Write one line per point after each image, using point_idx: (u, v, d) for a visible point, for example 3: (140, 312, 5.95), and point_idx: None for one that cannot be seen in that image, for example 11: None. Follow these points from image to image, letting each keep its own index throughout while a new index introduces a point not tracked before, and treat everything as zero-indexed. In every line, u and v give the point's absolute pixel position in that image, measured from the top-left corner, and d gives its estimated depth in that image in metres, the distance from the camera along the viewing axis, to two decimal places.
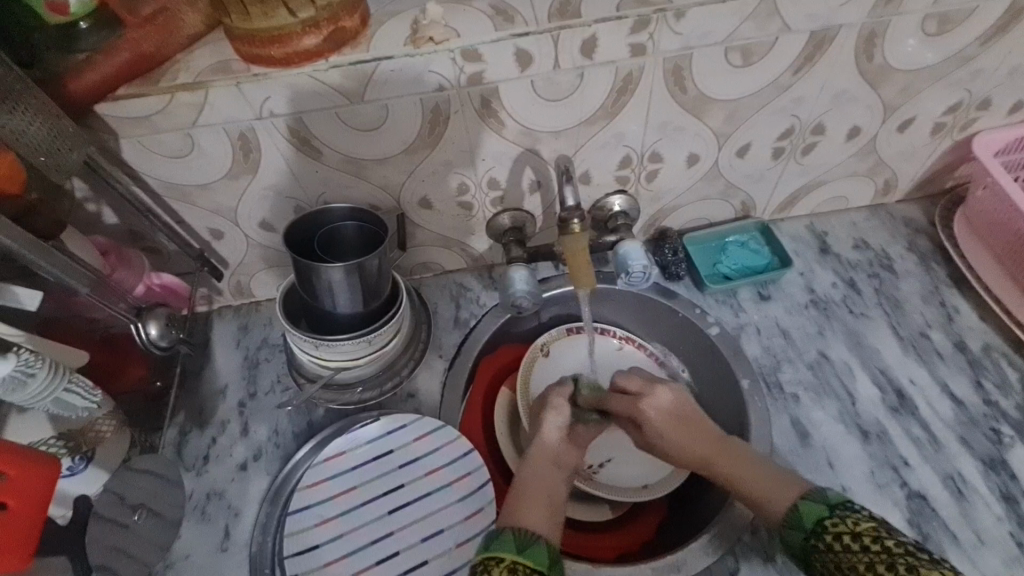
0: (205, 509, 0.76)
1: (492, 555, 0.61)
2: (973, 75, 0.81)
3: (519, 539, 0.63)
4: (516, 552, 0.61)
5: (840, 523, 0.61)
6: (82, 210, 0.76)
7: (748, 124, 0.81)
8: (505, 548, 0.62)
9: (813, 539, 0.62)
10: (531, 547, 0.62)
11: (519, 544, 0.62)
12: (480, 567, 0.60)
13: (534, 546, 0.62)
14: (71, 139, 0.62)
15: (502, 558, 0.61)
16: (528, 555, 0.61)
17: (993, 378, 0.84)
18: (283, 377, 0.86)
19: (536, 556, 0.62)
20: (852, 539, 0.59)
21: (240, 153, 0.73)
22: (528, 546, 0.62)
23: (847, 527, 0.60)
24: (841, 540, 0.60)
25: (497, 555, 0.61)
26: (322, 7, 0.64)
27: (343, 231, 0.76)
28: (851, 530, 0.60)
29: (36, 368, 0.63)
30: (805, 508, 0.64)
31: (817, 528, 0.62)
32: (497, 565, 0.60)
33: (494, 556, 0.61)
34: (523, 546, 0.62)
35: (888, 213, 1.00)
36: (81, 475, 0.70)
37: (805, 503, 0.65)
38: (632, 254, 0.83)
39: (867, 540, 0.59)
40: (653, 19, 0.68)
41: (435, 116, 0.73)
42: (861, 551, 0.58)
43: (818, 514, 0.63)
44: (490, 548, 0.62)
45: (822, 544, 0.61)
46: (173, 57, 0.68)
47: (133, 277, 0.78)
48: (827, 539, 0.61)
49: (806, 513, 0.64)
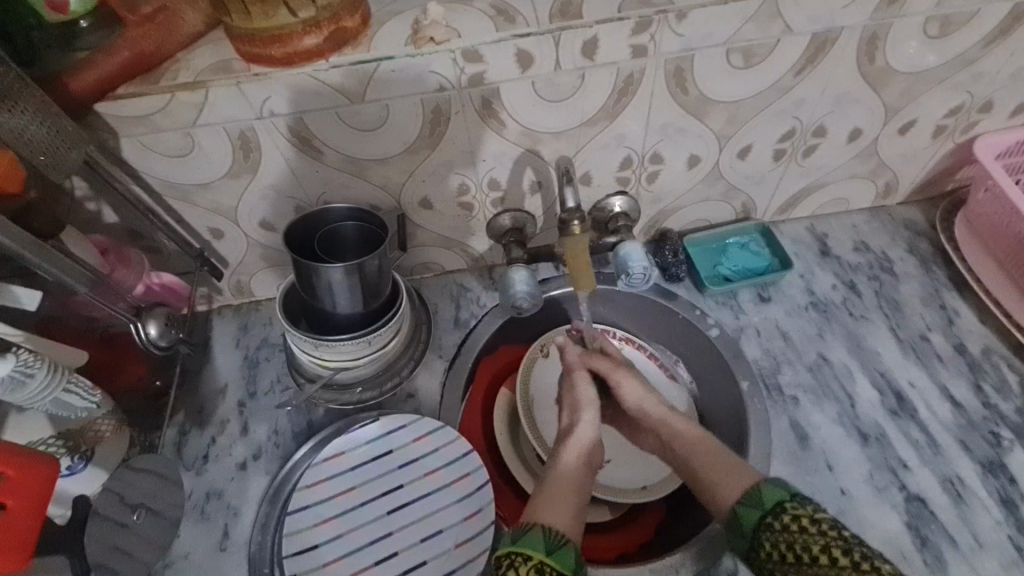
0: (204, 508, 0.76)
1: (518, 550, 0.61)
2: (975, 77, 0.81)
3: (549, 536, 0.62)
4: (544, 552, 0.60)
5: (800, 507, 0.62)
6: (82, 209, 0.76)
7: (750, 125, 0.81)
8: (535, 546, 0.61)
9: (769, 518, 0.62)
10: (559, 549, 0.61)
11: (548, 543, 0.61)
12: (505, 561, 0.60)
13: (562, 546, 0.61)
14: (71, 139, 0.62)
15: (529, 555, 0.60)
16: (556, 557, 0.60)
17: (992, 381, 0.84)
18: (283, 377, 0.86)
19: (564, 558, 0.60)
20: (811, 523, 0.60)
21: (241, 153, 0.73)
22: (557, 546, 0.61)
23: (806, 512, 0.61)
24: (799, 523, 0.60)
25: (524, 552, 0.60)
26: (323, 7, 0.63)
27: (343, 231, 0.76)
28: (810, 514, 0.61)
29: (34, 369, 0.63)
30: (766, 489, 0.64)
31: (775, 509, 0.62)
32: (525, 562, 0.59)
33: (522, 552, 0.60)
34: (552, 547, 0.61)
35: (888, 215, 1.00)
36: (80, 474, 0.70)
37: (766, 486, 0.65)
38: (633, 254, 0.82)
39: (825, 526, 0.60)
40: (655, 20, 0.68)
41: (436, 116, 0.72)
42: (818, 535, 0.59)
43: (778, 497, 0.63)
44: (517, 543, 0.62)
45: (780, 524, 0.61)
46: (173, 56, 0.68)
47: (133, 276, 0.78)
48: (785, 519, 0.61)
49: (766, 494, 0.64)
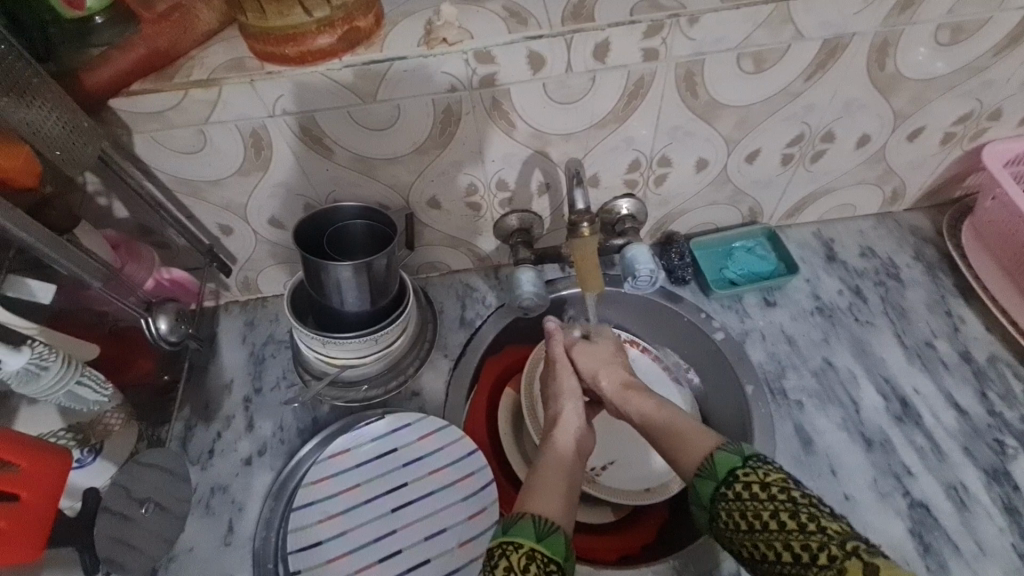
0: (209, 503, 0.76)
1: (511, 540, 0.60)
2: (984, 85, 0.81)
3: (539, 524, 0.61)
4: (535, 539, 0.60)
5: (751, 473, 0.60)
6: (94, 203, 0.76)
7: (758, 130, 0.81)
8: (525, 534, 0.60)
9: (722, 488, 0.61)
10: (549, 536, 0.61)
11: (539, 530, 0.61)
12: (498, 552, 0.60)
13: (553, 533, 0.61)
14: (86, 134, 0.62)
15: (520, 543, 0.59)
16: (546, 543, 0.60)
17: (997, 389, 0.84)
18: (289, 373, 0.86)
19: (554, 545, 0.60)
20: (761, 488, 0.58)
21: (252, 150, 0.73)
22: (547, 532, 0.61)
23: (757, 477, 0.59)
24: (750, 489, 0.59)
25: (516, 540, 0.60)
26: (337, 7, 0.64)
27: (352, 229, 0.77)
28: (761, 479, 0.59)
29: (49, 361, 0.64)
30: (720, 457, 0.63)
31: (729, 478, 0.61)
32: (517, 550, 0.59)
33: (512, 541, 0.60)
34: (542, 534, 0.61)
35: (895, 222, 1.00)
36: (90, 467, 0.70)
37: (721, 454, 0.63)
38: (639, 256, 0.83)
39: (774, 489, 0.57)
40: (666, 24, 0.68)
41: (447, 117, 0.73)
42: (767, 499, 0.57)
43: (731, 465, 0.62)
44: (508, 533, 0.61)
45: (732, 493, 0.60)
46: (188, 54, 0.68)
47: (143, 271, 0.78)
48: (737, 487, 0.60)
49: (720, 462, 0.62)
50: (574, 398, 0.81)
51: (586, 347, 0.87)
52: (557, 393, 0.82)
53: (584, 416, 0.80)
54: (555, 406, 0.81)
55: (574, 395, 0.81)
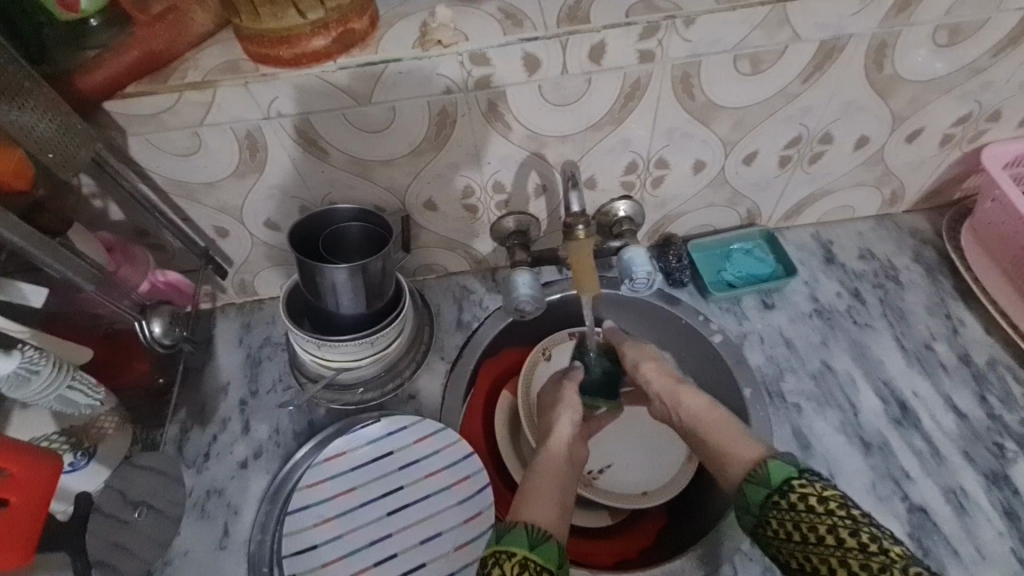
0: (204, 506, 0.76)
1: (504, 549, 0.60)
2: (984, 86, 0.81)
3: (532, 532, 0.61)
4: (528, 547, 0.60)
5: (808, 485, 0.59)
6: (89, 206, 0.76)
7: (755, 132, 0.81)
8: (517, 542, 0.60)
9: (776, 496, 0.60)
10: (543, 543, 0.60)
11: (532, 539, 0.61)
12: (491, 561, 0.59)
13: (545, 541, 0.61)
14: (80, 137, 0.62)
15: (513, 552, 0.59)
16: (540, 552, 0.60)
17: (997, 392, 0.83)
18: (285, 376, 0.86)
19: (547, 553, 0.60)
20: (819, 502, 0.57)
21: (247, 152, 0.73)
22: (540, 541, 0.61)
23: (814, 491, 0.58)
24: (807, 502, 0.58)
25: (509, 549, 0.60)
26: (332, 8, 0.64)
27: (347, 232, 0.76)
28: (818, 493, 0.58)
29: (40, 365, 0.64)
30: (774, 466, 0.62)
31: (783, 487, 0.60)
32: (510, 560, 0.58)
33: (505, 550, 0.60)
34: (535, 542, 0.60)
35: (894, 223, 0.99)
36: (82, 471, 0.70)
37: (774, 463, 0.62)
38: (637, 259, 0.82)
39: (833, 504, 0.56)
40: (663, 26, 0.68)
41: (442, 119, 0.72)
42: (825, 514, 0.56)
43: (786, 474, 0.61)
44: (502, 542, 0.61)
45: (787, 502, 0.59)
46: (183, 56, 0.68)
47: (138, 273, 0.78)
48: (792, 498, 0.59)
49: (775, 471, 0.62)
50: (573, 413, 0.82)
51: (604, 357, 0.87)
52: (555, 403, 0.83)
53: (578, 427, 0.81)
54: (551, 418, 0.82)
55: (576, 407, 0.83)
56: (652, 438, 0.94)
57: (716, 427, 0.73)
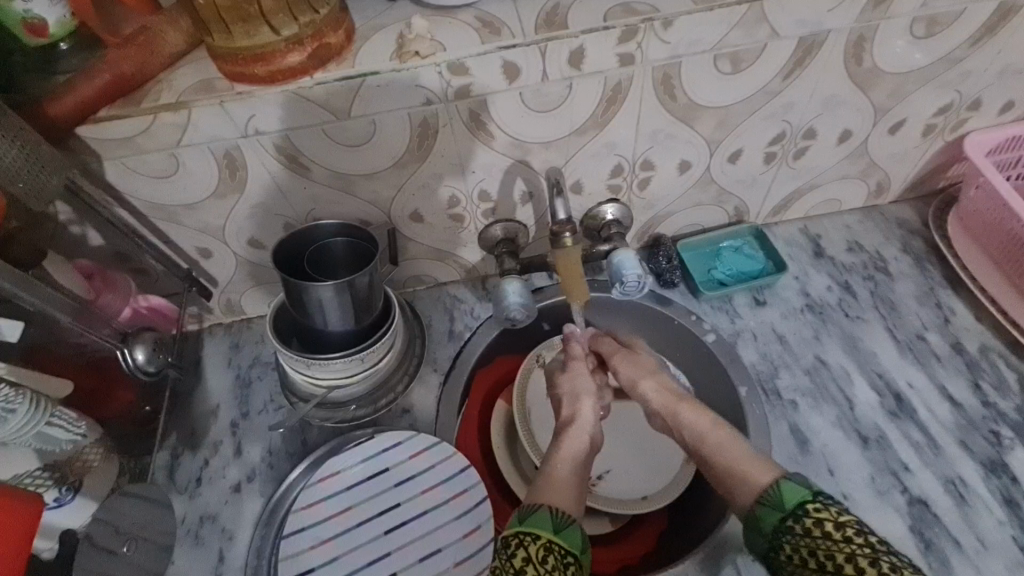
0: (198, 534, 0.75)
1: (526, 530, 0.60)
2: (963, 75, 0.81)
3: (556, 516, 0.61)
4: (552, 530, 0.60)
5: (823, 509, 0.57)
6: (68, 233, 0.75)
7: (738, 131, 0.81)
8: (542, 525, 0.60)
9: (790, 521, 0.58)
10: (567, 527, 0.61)
11: (556, 522, 0.61)
12: (514, 541, 0.60)
13: (570, 525, 0.61)
14: (52, 164, 0.61)
15: (538, 534, 0.59)
16: (564, 535, 0.60)
17: (990, 379, 0.83)
18: (276, 397, 0.85)
19: (571, 536, 0.60)
20: (836, 528, 0.56)
21: (227, 171, 0.72)
22: (564, 525, 0.61)
23: (830, 515, 0.57)
24: (823, 527, 0.56)
25: (532, 531, 0.60)
26: (306, 24, 0.63)
27: (332, 248, 0.76)
28: (834, 518, 0.56)
29: (16, 404, 0.64)
30: (786, 487, 0.61)
31: (798, 511, 0.59)
32: (535, 542, 0.59)
33: (529, 532, 0.60)
34: (560, 526, 0.60)
35: (881, 214, 0.99)
36: (68, 506, 0.68)
37: (786, 485, 0.61)
38: (626, 263, 0.81)
39: (850, 531, 0.55)
40: (641, 29, 0.67)
41: (423, 130, 0.72)
42: (843, 541, 0.55)
43: (800, 497, 0.59)
44: (525, 522, 0.61)
45: (801, 528, 0.58)
46: (155, 78, 0.66)
47: (119, 300, 0.77)
48: (808, 523, 0.57)
49: (788, 493, 0.60)
50: (592, 395, 0.79)
51: (628, 358, 0.84)
52: (574, 392, 0.80)
53: (598, 411, 0.79)
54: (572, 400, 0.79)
55: (589, 389, 0.79)
56: (648, 441, 0.93)
57: (711, 430, 0.72)
